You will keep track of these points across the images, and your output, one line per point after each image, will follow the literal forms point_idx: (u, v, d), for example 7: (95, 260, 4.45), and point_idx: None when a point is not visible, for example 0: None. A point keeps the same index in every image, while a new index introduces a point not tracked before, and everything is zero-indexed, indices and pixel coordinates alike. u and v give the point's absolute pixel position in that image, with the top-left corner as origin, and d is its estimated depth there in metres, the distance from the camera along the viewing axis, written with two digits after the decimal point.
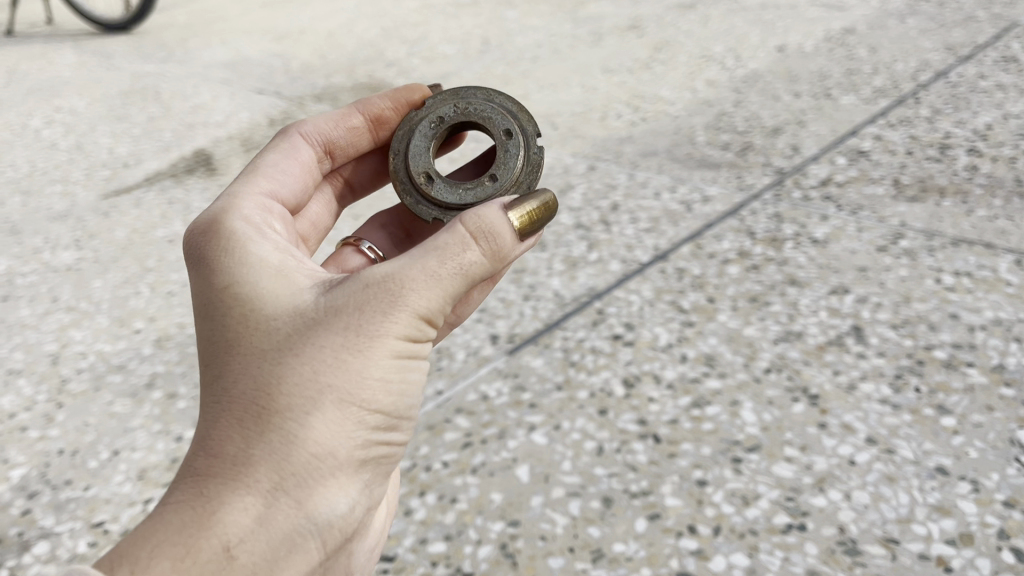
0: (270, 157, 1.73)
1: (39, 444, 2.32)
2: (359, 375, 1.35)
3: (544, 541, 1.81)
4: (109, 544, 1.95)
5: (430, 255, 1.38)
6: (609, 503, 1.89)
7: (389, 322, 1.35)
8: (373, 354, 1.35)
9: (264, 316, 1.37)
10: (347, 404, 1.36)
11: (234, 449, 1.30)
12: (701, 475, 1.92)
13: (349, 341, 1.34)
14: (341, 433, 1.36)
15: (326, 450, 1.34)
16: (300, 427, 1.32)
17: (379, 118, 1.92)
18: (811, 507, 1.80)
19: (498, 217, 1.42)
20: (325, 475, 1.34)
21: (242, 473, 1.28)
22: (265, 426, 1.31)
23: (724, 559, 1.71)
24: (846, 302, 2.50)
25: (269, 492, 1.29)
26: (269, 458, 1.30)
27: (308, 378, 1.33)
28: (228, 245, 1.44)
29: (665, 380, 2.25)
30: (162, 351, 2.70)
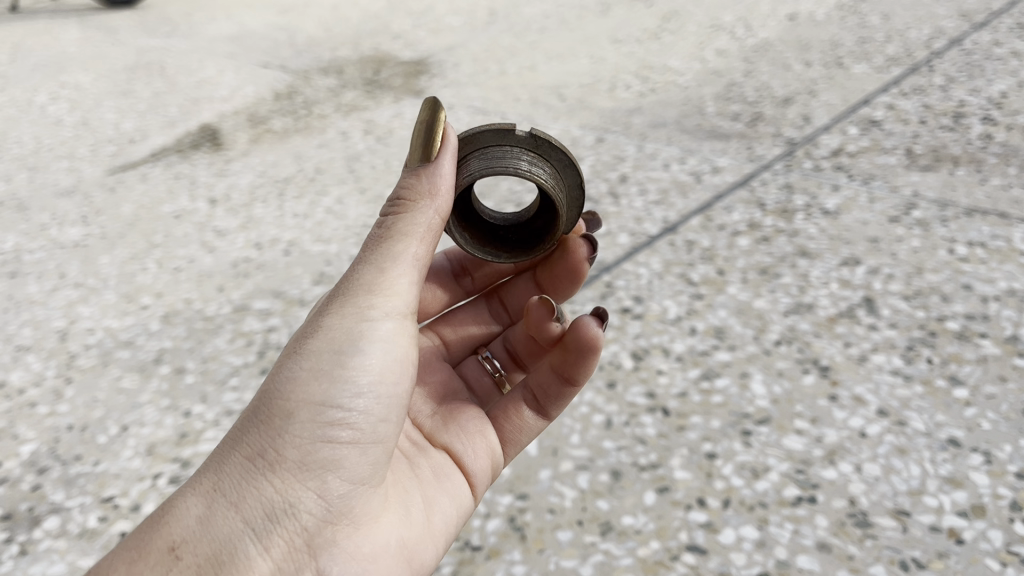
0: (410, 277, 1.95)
1: (49, 419, 2.32)
2: (296, 373, 1.38)
3: (552, 514, 1.80)
4: (118, 519, 1.95)
5: (360, 252, 1.43)
6: (617, 476, 1.88)
7: (325, 319, 1.40)
8: (309, 350, 1.39)
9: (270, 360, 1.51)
10: (283, 400, 1.37)
11: (204, 462, 1.39)
12: (710, 448, 1.91)
13: (293, 348, 1.41)
14: (276, 429, 1.35)
15: (261, 447, 1.35)
16: (242, 430, 1.37)
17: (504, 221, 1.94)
18: (821, 480, 1.79)
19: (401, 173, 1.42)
20: (262, 473, 1.34)
21: (197, 480, 1.35)
22: (224, 437, 1.39)
23: (733, 531, 1.70)
24: (858, 273, 2.47)
25: (209, 492, 1.33)
26: (218, 462, 1.36)
27: (259, 388, 1.40)
28: None
29: (674, 352, 2.24)
30: (170, 327, 2.70)
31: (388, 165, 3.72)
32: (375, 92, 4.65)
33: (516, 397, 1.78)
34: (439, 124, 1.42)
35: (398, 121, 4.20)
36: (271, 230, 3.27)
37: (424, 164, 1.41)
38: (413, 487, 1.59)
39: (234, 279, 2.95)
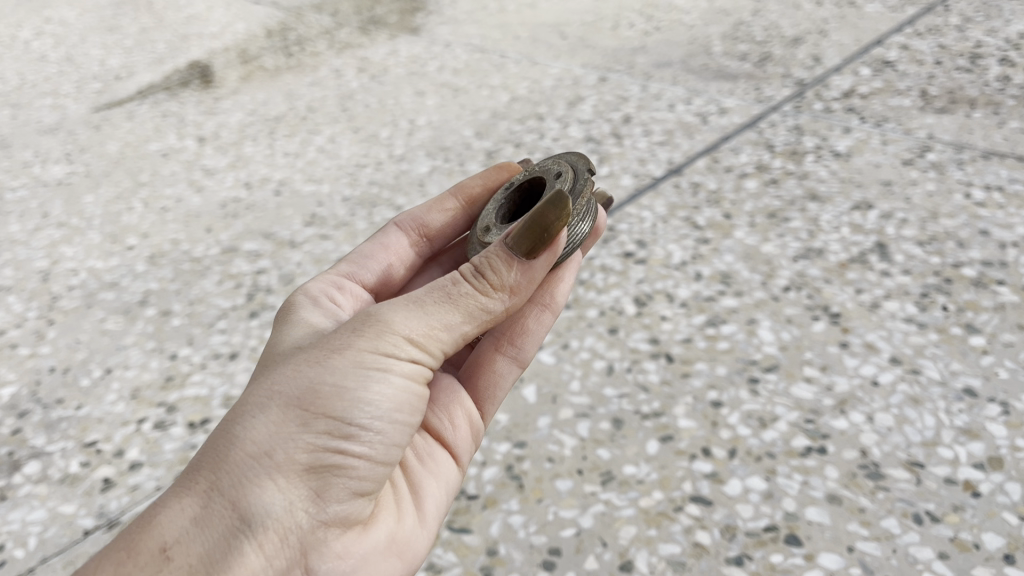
0: (365, 246, 1.88)
1: (29, 362, 2.24)
2: (314, 385, 1.27)
3: (551, 463, 1.74)
4: (101, 465, 1.88)
5: (418, 294, 1.36)
6: (619, 424, 1.81)
7: (355, 340, 1.31)
8: (331, 365, 1.28)
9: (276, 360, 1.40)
10: (295, 408, 1.25)
11: (200, 455, 1.27)
12: (716, 396, 1.84)
13: (314, 358, 1.30)
14: (285, 433, 1.24)
15: (266, 450, 1.22)
16: (247, 428, 1.24)
17: (473, 198, 1.95)
18: (831, 430, 1.72)
19: (495, 248, 1.37)
20: (263, 477, 1.21)
21: (197, 475, 1.24)
22: (227, 430, 1.26)
23: (739, 482, 1.63)
24: (870, 217, 2.38)
25: (208, 489, 1.22)
26: (219, 454, 1.24)
27: (267, 392, 1.28)
28: (285, 315, 1.59)
29: (679, 298, 2.16)
30: (156, 269, 2.61)
31: (383, 103, 3.59)
32: (370, 29, 4.49)
33: (487, 347, 1.69)
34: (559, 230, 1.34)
35: (393, 59, 4.06)
36: (261, 169, 3.16)
37: (517, 248, 1.35)
38: (401, 479, 1.47)
39: (222, 219, 2.85)
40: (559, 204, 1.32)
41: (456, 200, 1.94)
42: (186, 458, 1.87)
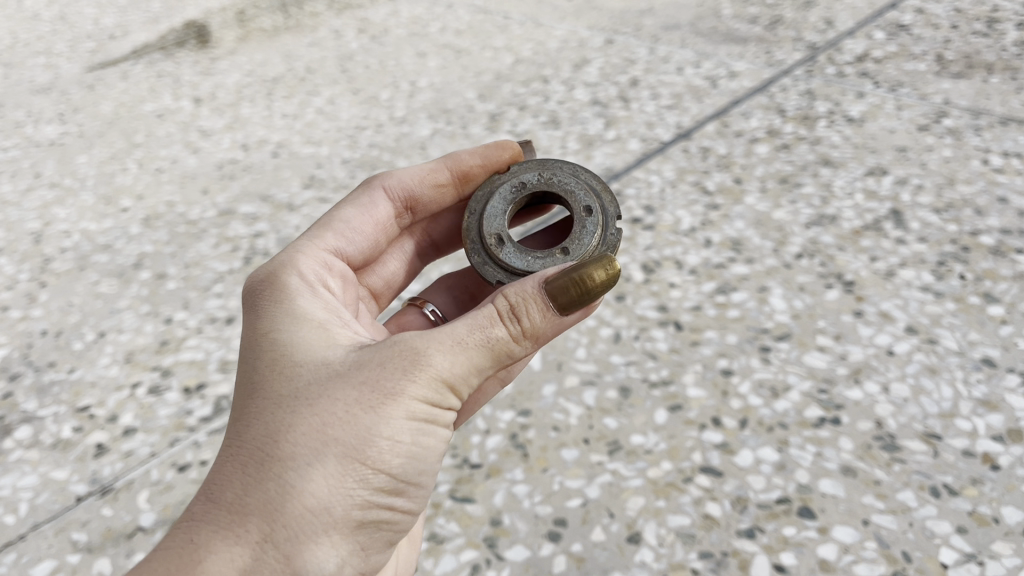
0: (347, 211, 1.63)
1: (21, 324, 2.19)
2: (369, 435, 1.19)
3: (556, 432, 1.69)
4: (94, 430, 1.83)
5: (461, 329, 1.25)
6: (626, 392, 1.76)
7: (407, 383, 1.21)
8: (386, 414, 1.20)
9: (292, 370, 1.25)
10: (353, 460, 1.19)
11: (236, 493, 1.15)
12: (726, 364, 1.79)
13: (363, 396, 1.20)
14: (342, 486, 1.18)
15: (323, 506, 1.16)
16: (301, 476, 1.16)
17: (469, 175, 1.72)
18: (845, 400, 1.67)
19: (537, 289, 1.27)
20: (318, 532, 1.16)
21: (238, 519, 1.13)
22: (270, 472, 1.16)
23: (751, 453, 1.58)
24: (885, 183, 2.31)
25: (258, 541, 1.12)
26: (268, 503, 1.14)
27: (315, 433, 1.18)
28: (275, 295, 1.37)
29: (688, 265, 2.10)
30: (151, 231, 2.54)
31: (384, 65, 3.50)
32: None
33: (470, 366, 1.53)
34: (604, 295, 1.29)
35: (394, 20, 3.96)
36: (259, 131, 3.09)
37: (560, 306, 1.27)
38: None
39: (219, 181, 2.79)
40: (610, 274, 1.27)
41: (449, 174, 1.71)
42: (181, 424, 1.82)
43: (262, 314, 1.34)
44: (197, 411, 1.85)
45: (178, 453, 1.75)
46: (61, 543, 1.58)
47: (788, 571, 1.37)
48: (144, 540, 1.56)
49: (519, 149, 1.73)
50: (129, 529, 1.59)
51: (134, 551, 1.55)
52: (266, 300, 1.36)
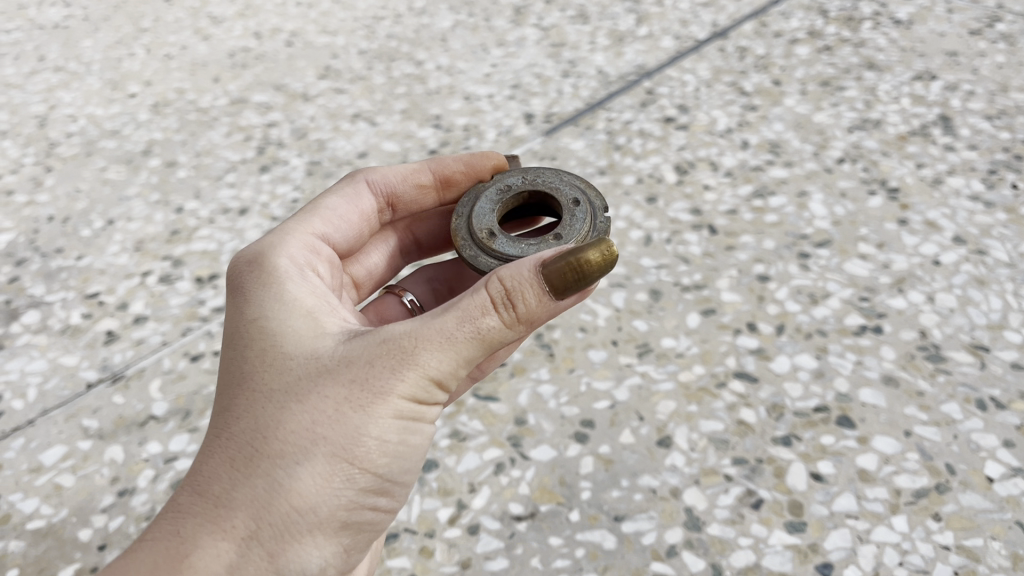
0: (331, 199, 1.43)
1: (27, 209, 2.11)
2: (360, 433, 1.04)
3: (583, 333, 1.62)
4: (104, 317, 1.77)
5: (451, 321, 1.05)
6: (657, 296, 1.69)
7: (399, 380, 1.04)
8: (377, 413, 1.04)
9: (279, 358, 1.08)
10: (341, 458, 1.04)
11: (222, 486, 1.02)
12: (763, 270, 1.71)
13: (352, 391, 1.04)
14: (329, 485, 1.04)
15: (309, 504, 1.03)
16: (287, 473, 1.02)
17: (451, 181, 1.50)
18: (888, 309, 1.59)
19: (531, 271, 1.06)
20: (303, 533, 1.03)
21: (222, 515, 1.00)
22: (255, 467, 1.02)
23: (788, 360, 1.52)
24: (933, 89, 2.19)
25: (243, 540, 1.00)
26: (253, 501, 1.01)
27: (302, 430, 1.03)
28: (261, 276, 1.19)
29: (723, 167, 2.00)
30: (160, 118, 2.44)
31: None
32: None
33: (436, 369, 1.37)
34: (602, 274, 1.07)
35: None
36: (272, 19, 2.94)
37: (558, 289, 1.06)
38: None
39: (231, 69, 2.66)
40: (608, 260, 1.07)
41: (432, 178, 1.50)
42: (193, 314, 1.76)
43: (248, 295, 1.16)
44: (209, 301, 1.79)
45: (191, 343, 1.69)
46: (71, 430, 1.53)
47: (825, 480, 1.32)
48: (157, 429, 1.52)
49: (505, 161, 1.50)
50: (141, 417, 1.54)
51: (147, 439, 1.50)
52: (253, 280, 1.18)
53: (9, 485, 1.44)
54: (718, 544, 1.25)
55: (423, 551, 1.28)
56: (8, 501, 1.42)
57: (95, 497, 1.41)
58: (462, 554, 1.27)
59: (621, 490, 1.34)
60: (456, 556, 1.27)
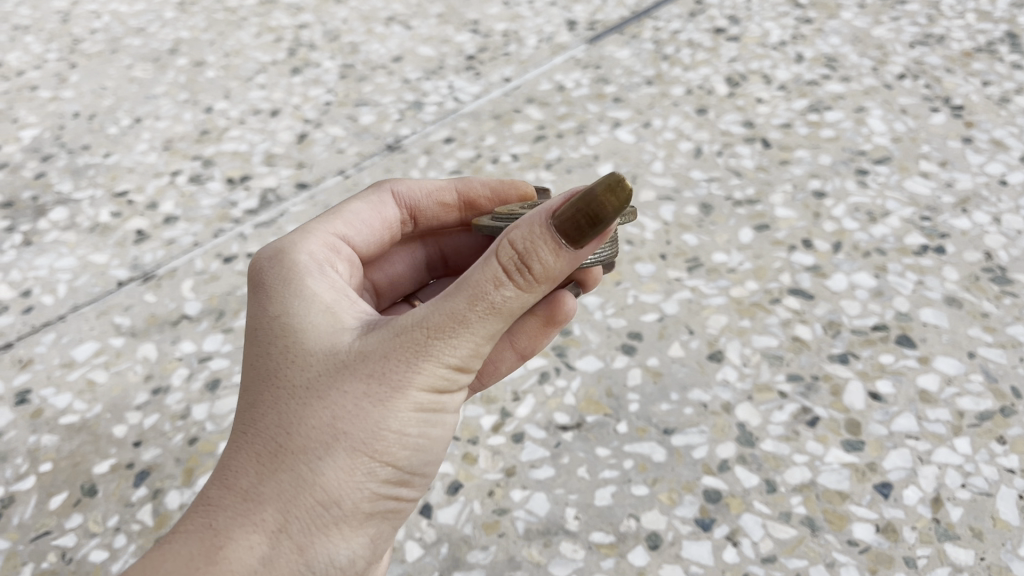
0: (355, 205, 1.23)
1: (51, 106, 2.04)
2: (386, 425, 0.92)
3: (631, 246, 1.56)
4: (134, 216, 1.72)
5: (469, 299, 0.90)
6: (708, 210, 1.62)
7: (428, 369, 0.91)
8: (405, 404, 0.92)
9: (297, 351, 0.96)
10: (365, 452, 0.92)
11: (246, 482, 0.90)
12: (819, 186, 1.64)
13: (374, 382, 0.91)
14: (354, 481, 0.92)
15: (336, 500, 0.90)
16: (311, 469, 0.90)
17: (475, 204, 1.33)
18: (951, 229, 1.53)
19: (541, 224, 0.88)
20: (332, 528, 0.91)
21: (249, 511, 0.88)
22: (278, 463, 0.90)
23: (845, 278, 1.46)
24: (1000, 6, 2.09)
25: (271, 537, 0.88)
26: (279, 496, 0.89)
27: (325, 422, 0.91)
28: (279, 272, 1.04)
29: (777, 80, 1.91)
30: (186, 17, 2.35)
31: None
32: None
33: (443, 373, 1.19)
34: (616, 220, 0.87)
35: None
36: None
37: (573, 245, 0.89)
38: None
39: None
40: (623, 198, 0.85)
41: (457, 198, 1.33)
42: (225, 216, 1.70)
43: (267, 289, 1.03)
44: (242, 203, 1.73)
45: (223, 244, 1.64)
46: (103, 327, 1.49)
47: (883, 399, 1.27)
48: (191, 329, 1.48)
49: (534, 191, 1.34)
50: (174, 317, 1.50)
51: (181, 339, 1.46)
52: (271, 276, 1.04)
53: (41, 380, 1.41)
54: (772, 461, 1.20)
55: (467, 458, 1.25)
56: (41, 396, 1.39)
57: (129, 394, 1.38)
58: (506, 462, 1.24)
59: (670, 404, 1.29)
60: (500, 463, 1.23)
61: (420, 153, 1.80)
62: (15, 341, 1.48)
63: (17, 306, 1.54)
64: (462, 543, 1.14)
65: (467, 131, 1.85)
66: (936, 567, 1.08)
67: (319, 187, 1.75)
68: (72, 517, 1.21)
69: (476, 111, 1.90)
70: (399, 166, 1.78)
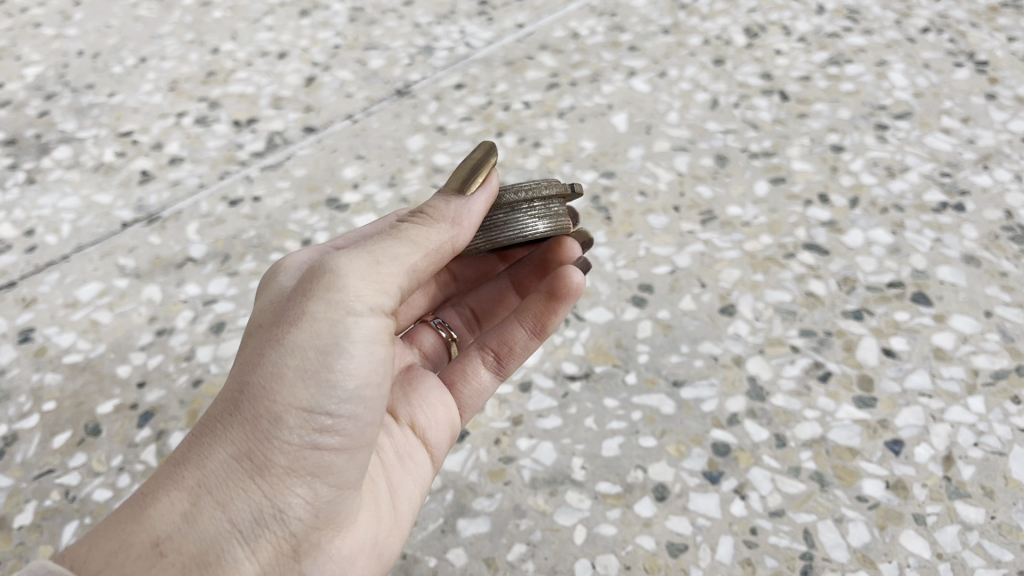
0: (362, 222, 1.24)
1: (55, 43, 2.00)
2: (291, 365, 0.91)
3: (643, 197, 1.53)
4: (138, 157, 1.69)
5: (356, 250, 0.96)
6: (723, 162, 1.58)
7: (321, 310, 0.92)
8: (306, 344, 0.91)
9: (246, 338, 1.00)
10: (275, 396, 0.90)
11: (179, 452, 0.91)
12: (837, 140, 1.61)
13: (290, 337, 0.92)
14: (273, 433, 0.90)
15: (250, 447, 0.90)
16: (229, 425, 0.90)
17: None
18: (972, 187, 1.50)
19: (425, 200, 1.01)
20: (250, 474, 0.89)
21: (175, 476, 0.89)
22: (206, 429, 0.91)
23: (861, 234, 1.43)
24: None
25: (190, 494, 0.87)
26: (198, 455, 0.89)
27: (238, 380, 0.92)
28: (252, 288, 1.11)
29: (797, 32, 1.86)
30: None
31: None
32: None
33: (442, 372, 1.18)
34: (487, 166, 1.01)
35: None
36: None
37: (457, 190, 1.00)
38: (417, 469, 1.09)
39: None
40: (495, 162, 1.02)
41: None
42: (231, 158, 1.68)
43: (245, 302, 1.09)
44: (248, 146, 1.70)
45: (229, 187, 1.61)
46: (107, 268, 1.47)
47: (897, 356, 1.25)
48: (196, 272, 1.46)
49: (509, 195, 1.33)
50: (179, 259, 1.48)
51: (185, 281, 1.44)
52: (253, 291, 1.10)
53: (45, 319, 1.40)
54: (783, 416, 1.19)
55: None
56: (44, 335, 1.37)
57: (133, 335, 1.36)
58: (513, 411, 1.22)
59: (680, 356, 1.28)
60: (507, 412, 1.22)
61: (429, 98, 1.77)
62: (19, 280, 1.46)
63: (20, 245, 1.53)
64: (467, 490, 1.14)
65: (478, 78, 1.81)
66: (946, 524, 1.07)
67: (327, 132, 1.71)
68: (75, 456, 1.20)
69: (488, 57, 1.86)
70: (408, 111, 1.74)
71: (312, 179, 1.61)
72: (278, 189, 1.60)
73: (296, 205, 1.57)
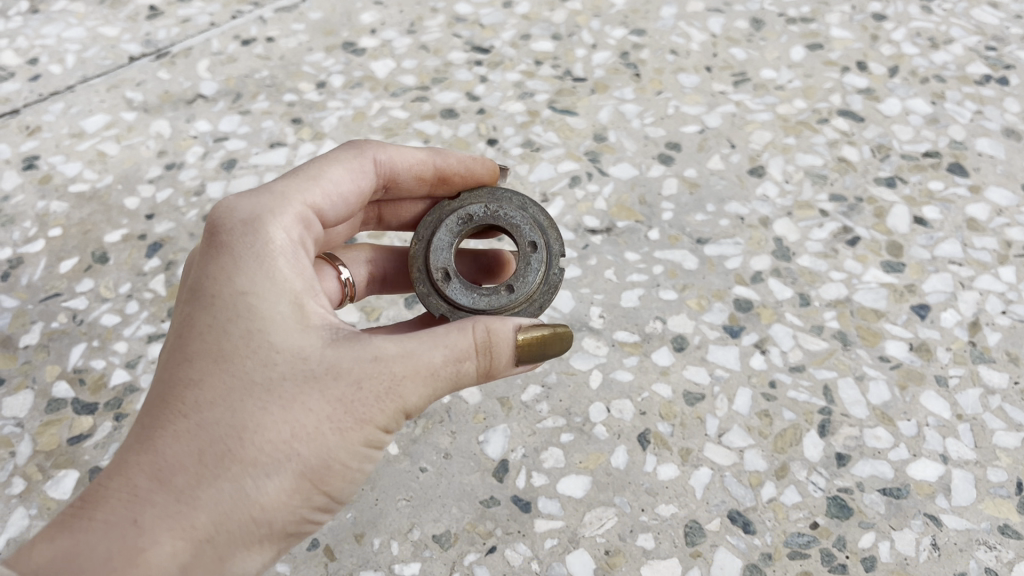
0: (333, 166, 0.91)
1: None
2: (334, 451, 0.75)
3: (674, 56, 1.46)
4: None
5: (443, 363, 0.77)
6: (759, 25, 1.51)
7: (385, 408, 0.75)
8: (355, 435, 0.75)
9: (263, 337, 0.75)
10: (313, 477, 0.75)
11: (180, 482, 0.71)
12: (880, 9, 1.53)
13: (343, 407, 0.74)
14: (290, 506, 0.74)
15: (267, 521, 0.73)
16: (253, 484, 0.72)
17: (450, 182, 1.01)
18: (1017, 62, 1.43)
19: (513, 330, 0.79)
20: (253, 546, 0.74)
21: (180, 515, 0.70)
22: (220, 469, 0.72)
23: (899, 104, 1.38)
24: None
25: (195, 552, 0.70)
26: (214, 509, 0.71)
27: (279, 438, 0.73)
28: (242, 253, 0.79)
29: None
30: None
31: None
32: None
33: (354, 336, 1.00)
34: (557, 340, 0.81)
35: None
36: None
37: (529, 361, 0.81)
38: None
39: None
40: (565, 342, 0.82)
41: (431, 174, 1.00)
42: None
43: (234, 260, 0.79)
44: None
45: (242, 27, 1.54)
46: (114, 100, 1.42)
47: (929, 225, 1.21)
48: (207, 109, 1.40)
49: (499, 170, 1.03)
50: (189, 95, 1.43)
51: (195, 118, 1.39)
52: (241, 251, 0.79)
53: (50, 148, 1.35)
54: (808, 276, 1.16)
55: None
56: (49, 163, 1.33)
57: (141, 168, 1.32)
58: None
59: (706, 215, 1.24)
60: None
61: None
62: (22, 108, 1.41)
63: (24, 74, 1.47)
64: None
65: None
66: (968, 387, 1.05)
67: None
68: (83, 282, 1.18)
69: None
70: None
71: (328, 23, 1.54)
72: (293, 31, 1.53)
73: (311, 48, 1.50)
